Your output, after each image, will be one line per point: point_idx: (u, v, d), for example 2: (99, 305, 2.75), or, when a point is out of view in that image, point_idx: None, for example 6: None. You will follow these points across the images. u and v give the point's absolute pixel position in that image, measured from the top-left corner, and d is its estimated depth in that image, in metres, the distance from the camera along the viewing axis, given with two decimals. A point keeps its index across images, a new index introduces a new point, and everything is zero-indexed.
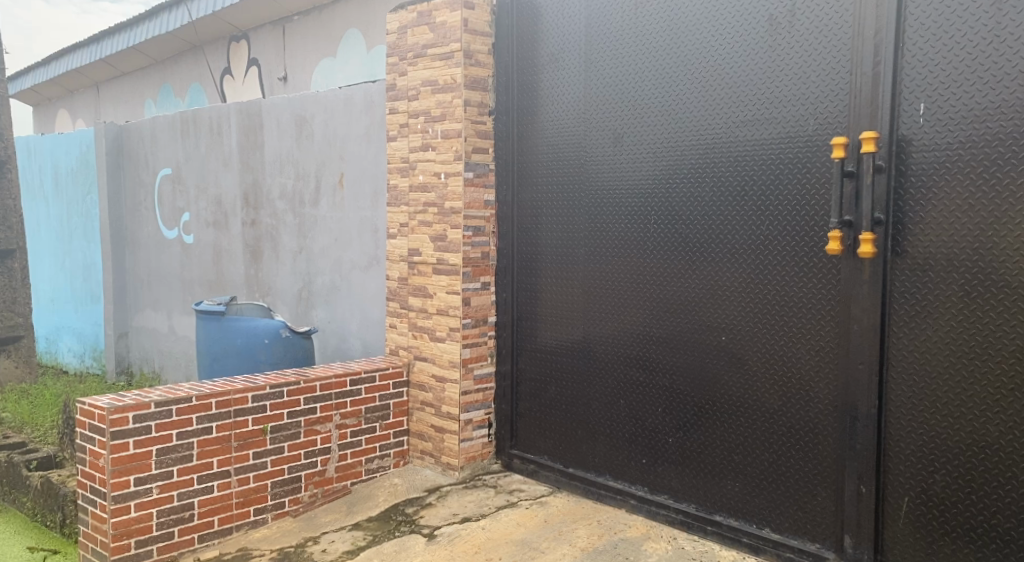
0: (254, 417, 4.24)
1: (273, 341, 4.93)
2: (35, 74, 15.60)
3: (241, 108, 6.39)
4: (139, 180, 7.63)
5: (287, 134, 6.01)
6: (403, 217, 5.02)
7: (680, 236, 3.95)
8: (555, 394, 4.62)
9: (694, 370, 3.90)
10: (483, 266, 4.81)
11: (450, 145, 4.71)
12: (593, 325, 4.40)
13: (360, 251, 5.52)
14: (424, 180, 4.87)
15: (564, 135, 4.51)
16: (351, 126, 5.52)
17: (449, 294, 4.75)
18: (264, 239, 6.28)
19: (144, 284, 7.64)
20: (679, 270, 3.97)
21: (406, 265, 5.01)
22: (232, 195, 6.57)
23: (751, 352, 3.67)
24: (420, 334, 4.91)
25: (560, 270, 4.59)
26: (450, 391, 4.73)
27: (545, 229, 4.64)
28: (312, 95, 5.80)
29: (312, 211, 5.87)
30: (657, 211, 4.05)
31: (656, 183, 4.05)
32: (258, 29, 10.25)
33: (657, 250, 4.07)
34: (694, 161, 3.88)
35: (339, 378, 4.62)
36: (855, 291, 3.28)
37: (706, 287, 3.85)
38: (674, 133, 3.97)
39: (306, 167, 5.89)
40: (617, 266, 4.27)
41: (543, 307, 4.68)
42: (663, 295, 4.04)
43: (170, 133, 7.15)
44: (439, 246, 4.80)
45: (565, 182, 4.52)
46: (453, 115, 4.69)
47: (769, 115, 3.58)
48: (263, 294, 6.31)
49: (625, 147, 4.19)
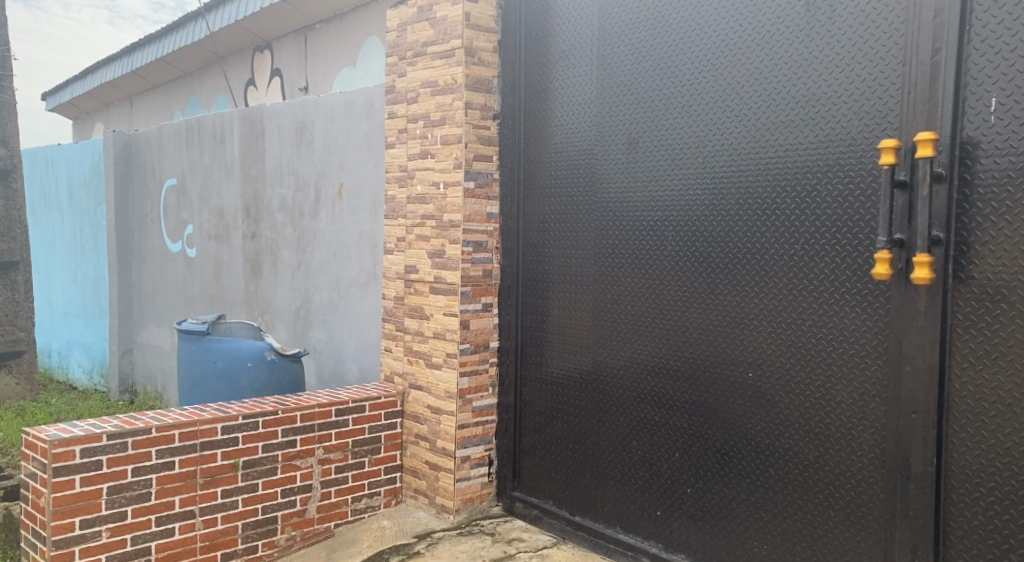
0: (223, 451, 3.82)
1: (258, 364, 4.53)
2: (72, 89, 15.64)
3: (244, 115, 6.05)
4: (146, 191, 7.35)
5: (288, 141, 5.64)
6: (401, 231, 4.59)
7: (702, 256, 3.43)
8: (562, 431, 4.12)
9: (716, 411, 3.37)
10: (484, 285, 4.34)
11: (449, 151, 4.27)
12: (605, 355, 3.90)
13: (358, 268, 5.10)
14: (422, 190, 4.43)
15: (576, 141, 4.03)
16: (351, 133, 5.12)
17: (446, 316, 4.29)
18: (263, 253, 5.92)
19: (149, 299, 7.34)
20: (700, 296, 3.45)
21: (402, 283, 4.57)
22: (233, 207, 6.22)
23: (781, 393, 3.13)
24: (416, 359, 4.46)
25: (570, 292, 4.10)
26: (446, 425, 4.26)
27: (555, 246, 4.16)
28: (312, 100, 5.42)
29: (311, 224, 5.48)
30: (676, 227, 3.54)
31: (675, 195, 3.55)
32: (281, 38, 9.98)
33: (675, 272, 3.55)
34: (718, 170, 3.37)
35: (323, 408, 4.18)
36: (908, 324, 2.73)
37: (730, 315, 3.33)
38: (695, 138, 3.46)
39: (306, 177, 5.51)
40: (631, 289, 3.76)
41: (550, 333, 4.19)
42: (682, 324, 3.52)
43: (176, 142, 6.85)
44: (437, 262, 4.35)
45: (575, 193, 4.04)
46: (453, 119, 4.25)
47: (804, 116, 3.06)
48: (263, 312, 5.93)
49: (641, 154, 3.70)
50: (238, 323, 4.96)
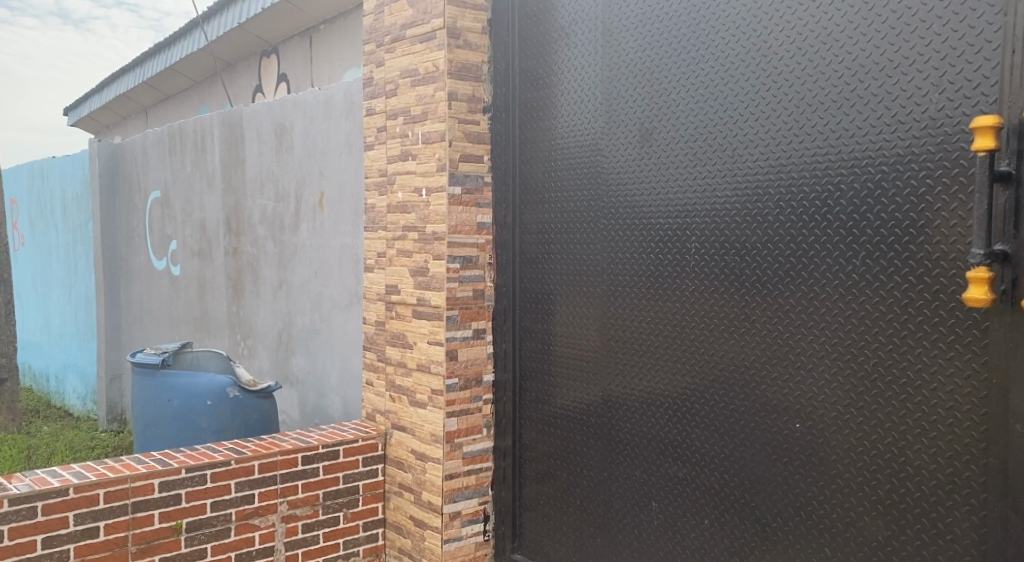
0: (161, 512, 3.21)
1: (218, 403, 3.92)
2: (88, 103, 15.35)
3: (223, 118, 5.47)
4: (133, 205, 6.84)
5: (267, 146, 5.04)
6: (381, 246, 3.96)
7: (734, 273, 2.73)
8: (568, 485, 3.44)
9: (755, 471, 2.67)
10: (475, 309, 3.68)
11: (432, 152, 3.63)
12: (617, 393, 3.21)
13: (340, 287, 4.48)
14: (403, 198, 3.80)
15: (580, 135, 3.36)
16: (331, 135, 4.50)
17: (431, 345, 3.64)
18: (244, 272, 5.34)
19: (137, 321, 6.82)
20: (733, 323, 2.74)
21: (383, 306, 3.94)
22: (215, 220, 5.66)
23: (840, 453, 2.42)
24: (399, 395, 3.82)
25: (574, 317, 3.42)
26: (431, 475, 3.61)
27: (557, 263, 3.49)
28: (290, 99, 4.81)
29: (292, 238, 4.88)
30: (701, 238, 2.84)
31: (699, 197, 2.85)
32: (287, 42, 9.45)
33: (702, 293, 2.85)
34: (754, 164, 2.66)
35: (286, 456, 3.55)
36: (1017, 368, 2.02)
37: (772, 350, 2.62)
38: (723, 126, 2.76)
39: (286, 186, 4.90)
40: (648, 312, 3.07)
41: (554, 365, 3.52)
42: (710, 359, 2.82)
43: (159, 151, 6.32)
44: (420, 282, 3.70)
45: (580, 199, 3.37)
46: (435, 112, 3.60)
47: (864, 91, 2.35)
48: (245, 336, 5.35)
49: (657, 147, 3.01)
50: (204, 354, 4.37)
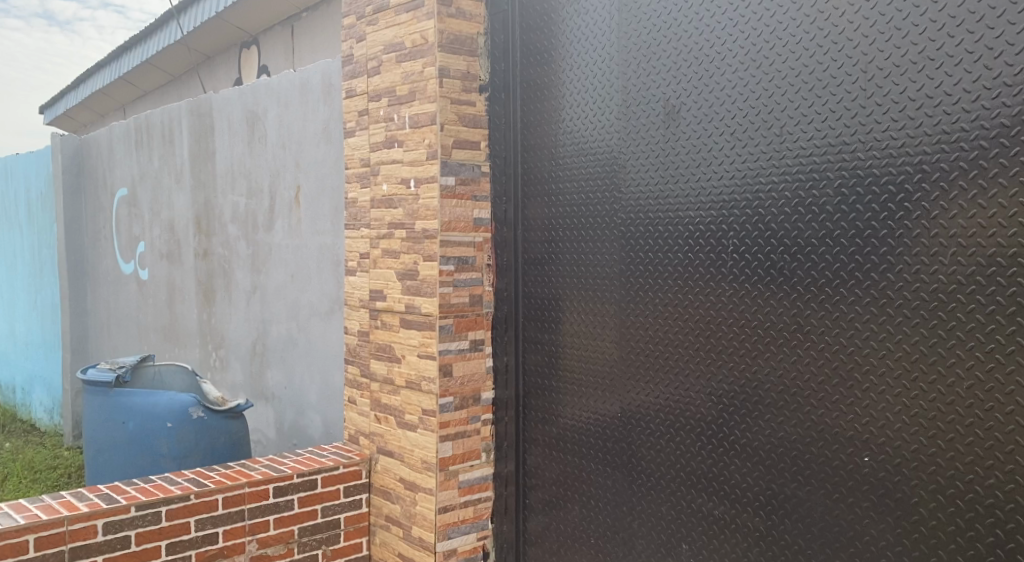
0: (106, 559, 2.74)
1: (179, 426, 3.43)
2: (64, 101, 14.75)
3: (192, 106, 4.99)
4: (98, 204, 6.34)
5: (239, 136, 4.57)
6: (364, 246, 3.49)
7: (784, 275, 2.29)
8: (580, 519, 2.99)
9: (812, 512, 2.24)
10: (472, 317, 3.21)
11: (421, 137, 3.16)
12: (638, 415, 2.76)
13: (320, 293, 4.00)
14: (389, 190, 3.33)
15: (590, 116, 2.92)
16: (308, 122, 4.03)
17: (422, 359, 3.17)
18: (215, 276, 4.86)
19: (104, 329, 6.32)
20: (783, 335, 2.31)
21: (367, 314, 3.46)
22: (184, 219, 5.17)
23: (922, 494, 2.02)
24: (386, 416, 3.35)
25: (586, 326, 2.97)
26: (423, 508, 3.15)
27: (567, 264, 3.04)
28: (263, 83, 4.34)
29: (266, 238, 4.40)
30: (740, 233, 2.40)
31: (738, 184, 2.41)
32: (267, 32, 8.97)
33: (742, 298, 2.41)
34: (808, 143, 2.23)
35: (255, 488, 3.08)
36: None
37: (833, 367, 2.19)
38: (766, 99, 2.33)
39: (259, 180, 4.43)
40: (673, 321, 2.62)
41: (564, 381, 3.07)
42: (755, 377, 2.39)
43: (125, 145, 5.81)
44: (409, 286, 3.24)
45: (593, 190, 2.92)
46: (424, 92, 3.13)
47: (953, 48, 1.94)
48: (217, 347, 4.88)
49: (684, 128, 2.57)
50: (171, 368, 3.92)
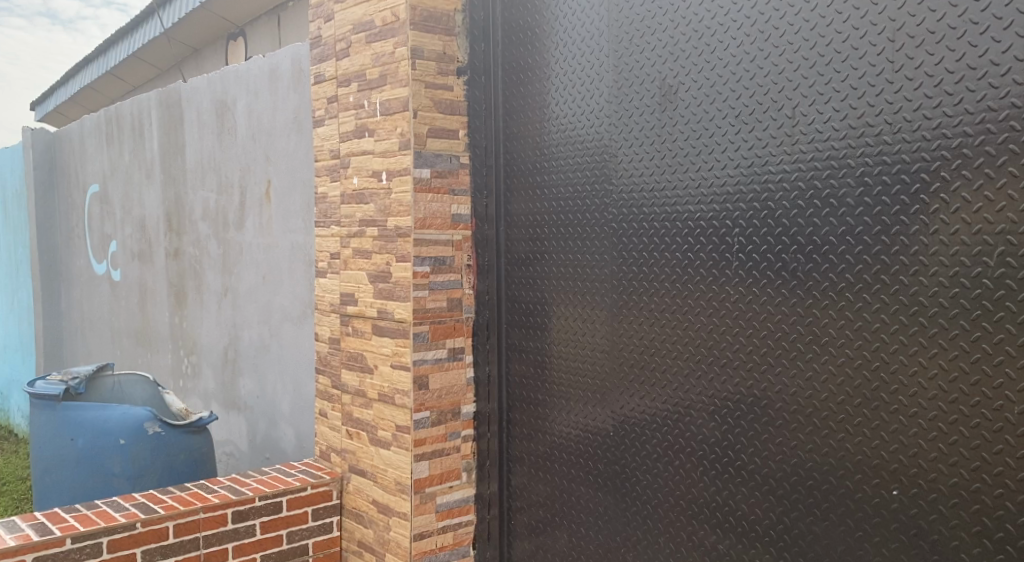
0: None
1: (133, 442, 3.15)
2: (54, 97, 14.45)
3: (161, 97, 4.69)
4: (71, 202, 6.05)
5: (208, 128, 4.27)
6: (334, 245, 3.19)
7: (798, 278, 2.00)
8: (570, 546, 2.71)
9: (832, 551, 1.95)
10: (450, 324, 2.91)
11: (393, 125, 2.86)
12: (631, 433, 2.47)
13: (292, 295, 3.71)
14: (360, 184, 3.04)
15: (577, 99, 2.62)
16: (277, 112, 3.73)
17: (396, 371, 2.88)
18: (187, 278, 4.57)
19: (78, 333, 6.03)
20: (797, 348, 2.01)
21: (338, 320, 3.16)
22: (155, 217, 4.88)
23: (963, 537, 1.73)
24: (358, 432, 3.06)
25: (575, 333, 2.68)
26: (397, 534, 2.86)
27: (554, 264, 2.75)
28: (232, 70, 4.04)
29: (236, 236, 4.11)
30: (746, 230, 2.10)
31: (744, 173, 2.12)
32: (254, 23, 8.66)
33: (750, 305, 2.11)
34: (825, 126, 1.93)
35: (211, 513, 2.79)
36: None
37: (856, 385, 1.89)
38: (777, 76, 2.03)
39: (229, 175, 4.13)
40: (671, 330, 2.33)
41: (552, 393, 2.78)
42: (765, 395, 2.09)
43: (96, 139, 5.51)
44: (382, 290, 2.94)
45: (582, 182, 2.63)
46: (396, 75, 2.83)
47: (1002, 8, 1.64)
48: (189, 353, 4.59)
49: (682, 111, 2.27)
50: (132, 379, 3.67)
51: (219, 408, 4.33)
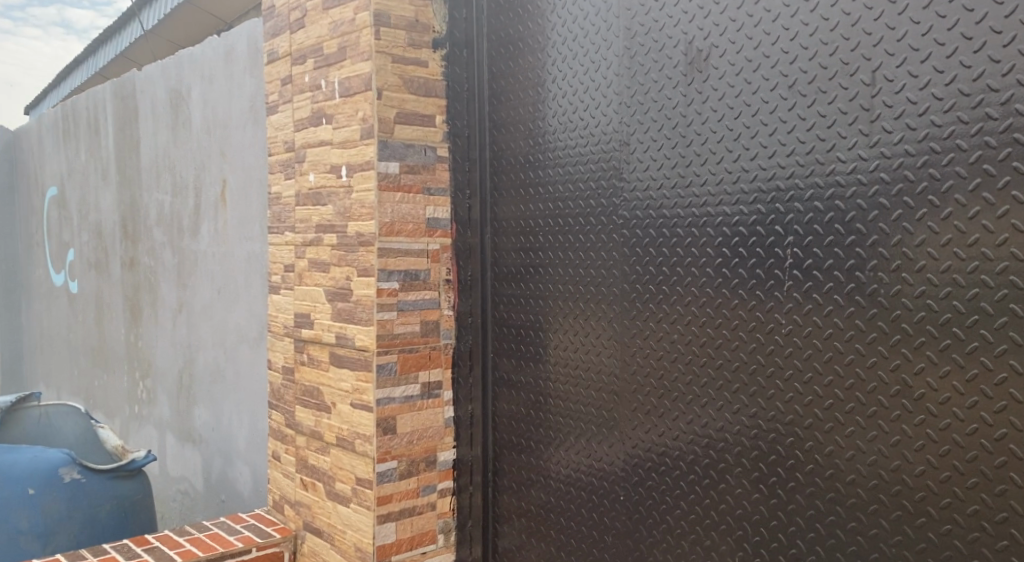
0: None
1: (45, 491, 3.00)
2: (43, 102, 14.00)
3: (116, 88, 4.18)
4: (31, 206, 5.55)
5: (162, 120, 3.76)
6: (289, 255, 2.66)
7: (880, 306, 1.47)
8: None
9: None
10: (424, 352, 2.36)
11: (353, 108, 2.33)
12: (646, 498, 1.94)
13: (247, 314, 3.19)
14: (316, 181, 2.50)
15: (577, 72, 2.09)
16: (233, 100, 3.22)
17: (357, 411, 2.34)
18: (141, 291, 4.06)
19: (38, 349, 5.52)
20: (878, 401, 1.48)
21: (292, 345, 2.63)
22: (111, 222, 4.36)
23: None
24: (314, 481, 2.52)
25: (574, 366, 2.14)
26: None
27: (550, 280, 2.22)
28: (186, 54, 3.53)
29: (191, 245, 3.60)
30: (805, 239, 1.58)
31: (801, 162, 1.59)
32: (242, 20, 8.16)
33: (810, 339, 1.58)
34: (920, 93, 1.41)
35: None
36: None
37: (968, 459, 1.37)
38: (848, 29, 1.51)
39: (183, 175, 3.62)
40: (702, 370, 1.80)
41: (549, 438, 2.24)
42: (830, 462, 1.56)
43: (54, 137, 5.02)
44: (341, 310, 2.40)
45: (583, 177, 2.09)
46: (357, 47, 2.30)
47: None
48: (145, 377, 4.07)
49: (714, 82, 1.75)
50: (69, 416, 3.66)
51: (173, 441, 3.81)
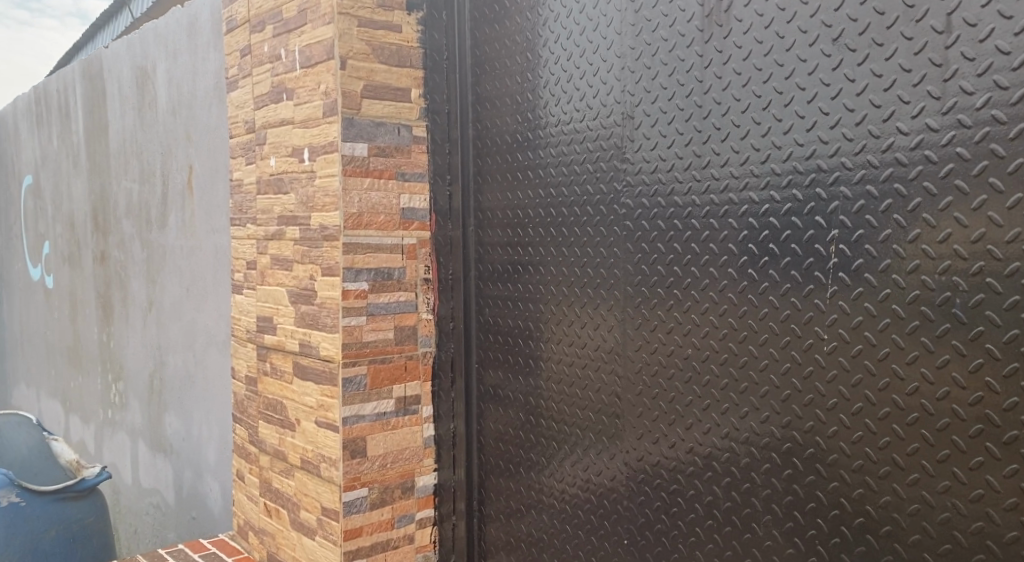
0: None
1: None
2: None
3: (85, 68, 3.87)
4: (10, 196, 5.27)
5: (129, 101, 3.46)
6: (250, 250, 2.35)
7: (955, 321, 1.15)
8: None
9: None
10: (399, 363, 2.04)
11: (315, 80, 2.00)
12: (654, 542, 1.62)
13: (216, 315, 2.89)
14: (277, 167, 2.19)
15: (572, 32, 1.76)
16: (198, 77, 2.90)
17: (322, 430, 2.03)
18: (113, 287, 3.77)
19: (18, 347, 5.26)
20: (951, 443, 1.16)
21: (254, 352, 2.32)
22: (83, 213, 4.07)
23: None
24: (277, 508, 2.22)
25: (569, 381, 1.83)
26: None
27: (543, 278, 1.89)
28: (151, 27, 3.21)
29: (159, 238, 3.30)
30: (855, 233, 1.25)
31: (850, 135, 1.26)
32: None
33: (860, 360, 1.26)
34: (1016, 40, 1.08)
35: None
36: None
37: None
38: None
39: (151, 160, 3.31)
40: (722, 394, 1.47)
41: (540, 463, 1.93)
42: (887, 516, 1.24)
43: (28, 122, 4.72)
44: (304, 314, 2.09)
45: (580, 157, 1.76)
46: (318, 8, 1.97)
47: None
48: (117, 380, 3.78)
49: (737, 38, 1.41)
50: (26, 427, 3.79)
51: (145, 449, 3.53)
